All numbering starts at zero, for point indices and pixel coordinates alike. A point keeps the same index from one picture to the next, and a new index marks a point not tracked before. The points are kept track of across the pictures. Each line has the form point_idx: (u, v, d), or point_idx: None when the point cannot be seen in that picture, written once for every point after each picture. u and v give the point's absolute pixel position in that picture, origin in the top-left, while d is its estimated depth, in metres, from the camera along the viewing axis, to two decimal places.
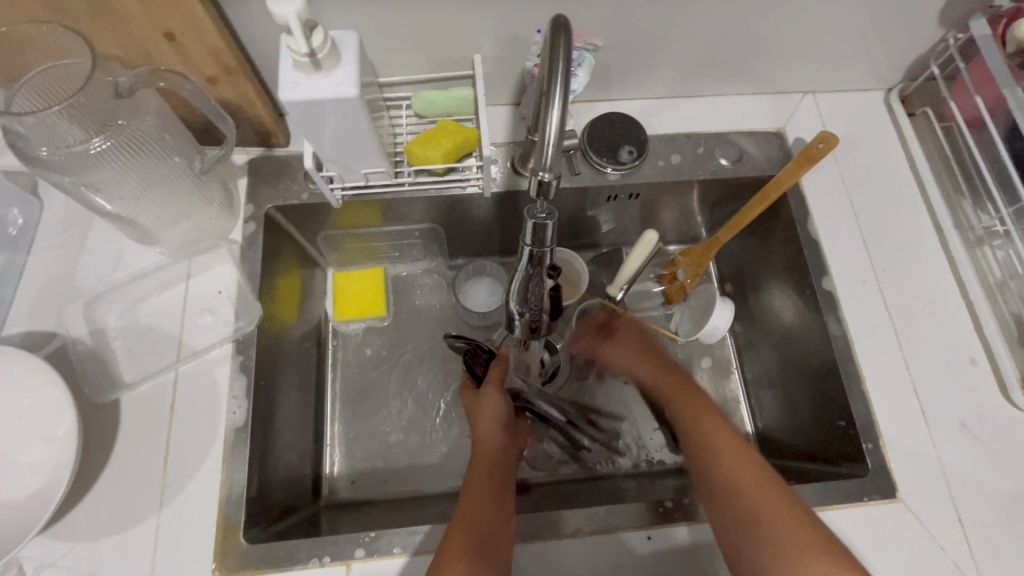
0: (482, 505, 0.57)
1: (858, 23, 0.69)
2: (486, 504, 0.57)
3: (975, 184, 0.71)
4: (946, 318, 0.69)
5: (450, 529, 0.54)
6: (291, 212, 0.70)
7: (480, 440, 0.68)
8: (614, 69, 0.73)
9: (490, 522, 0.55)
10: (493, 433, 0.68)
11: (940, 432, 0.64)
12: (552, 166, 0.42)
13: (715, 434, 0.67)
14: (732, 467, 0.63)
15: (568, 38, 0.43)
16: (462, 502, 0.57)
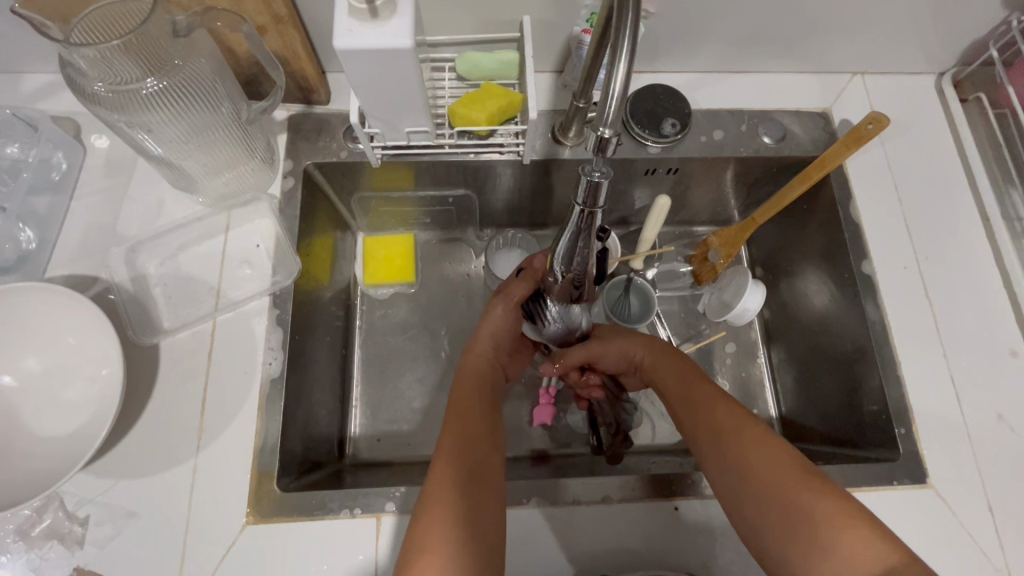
0: (481, 443, 0.54)
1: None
2: (479, 436, 0.55)
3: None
4: (988, 311, 0.68)
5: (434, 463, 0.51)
6: (329, 170, 0.70)
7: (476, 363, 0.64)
8: (662, 39, 0.71)
9: (482, 449, 0.53)
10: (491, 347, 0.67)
11: (975, 421, 0.63)
12: (614, 123, 0.41)
13: (682, 385, 0.61)
14: (751, 439, 0.53)
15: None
16: (449, 434, 0.54)
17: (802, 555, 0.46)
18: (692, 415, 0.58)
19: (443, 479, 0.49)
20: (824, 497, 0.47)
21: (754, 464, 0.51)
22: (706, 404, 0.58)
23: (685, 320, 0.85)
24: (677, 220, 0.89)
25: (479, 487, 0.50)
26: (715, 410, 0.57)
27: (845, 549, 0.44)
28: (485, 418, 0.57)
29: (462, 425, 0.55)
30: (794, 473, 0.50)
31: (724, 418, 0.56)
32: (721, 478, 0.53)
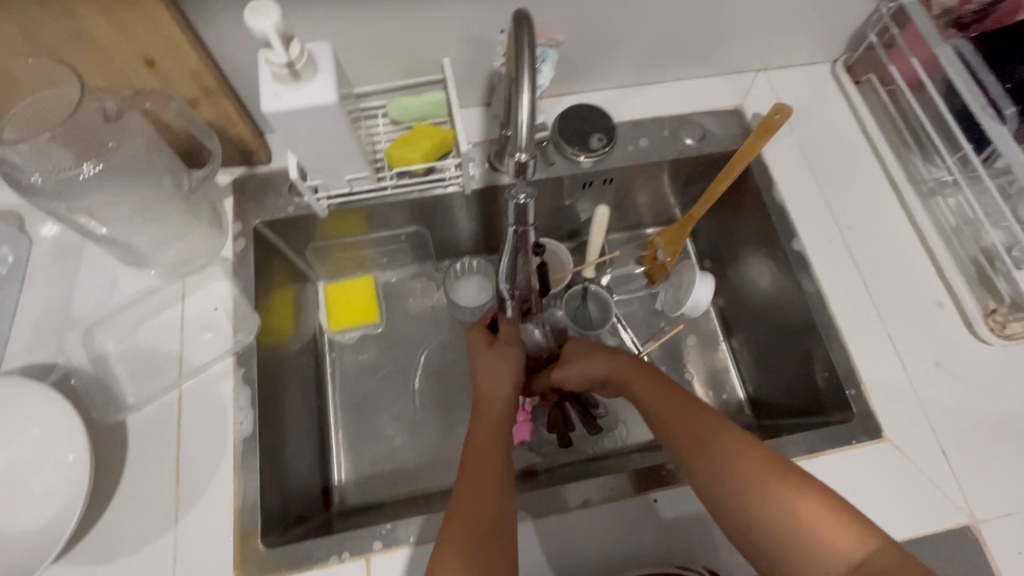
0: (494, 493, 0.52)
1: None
2: (492, 487, 0.53)
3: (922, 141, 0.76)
4: (910, 269, 0.73)
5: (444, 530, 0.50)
6: (278, 226, 0.72)
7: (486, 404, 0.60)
8: (577, 62, 0.76)
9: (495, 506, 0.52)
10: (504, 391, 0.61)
11: (916, 371, 0.68)
12: (528, 148, 0.45)
13: (655, 400, 0.62)
14: (731, 448, 0.55)
15: (531, 33, 0.45)
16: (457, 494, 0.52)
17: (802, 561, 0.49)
18: (671, 432, 0.59)
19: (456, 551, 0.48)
20: (821, 503, 0.50)
21: (754, 478, 0.53)
22: (695, 418, 0.58)
23: (645, 320, 0.89)
24: (623, 226, 0.94)
25: (494, 549, 0.49)
26: (692, 424, 0.58)
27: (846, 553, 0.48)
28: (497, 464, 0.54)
29: (475, 481, 0.53)
30: (774, 475, 0.52)
31: (698, 431, 0.57)
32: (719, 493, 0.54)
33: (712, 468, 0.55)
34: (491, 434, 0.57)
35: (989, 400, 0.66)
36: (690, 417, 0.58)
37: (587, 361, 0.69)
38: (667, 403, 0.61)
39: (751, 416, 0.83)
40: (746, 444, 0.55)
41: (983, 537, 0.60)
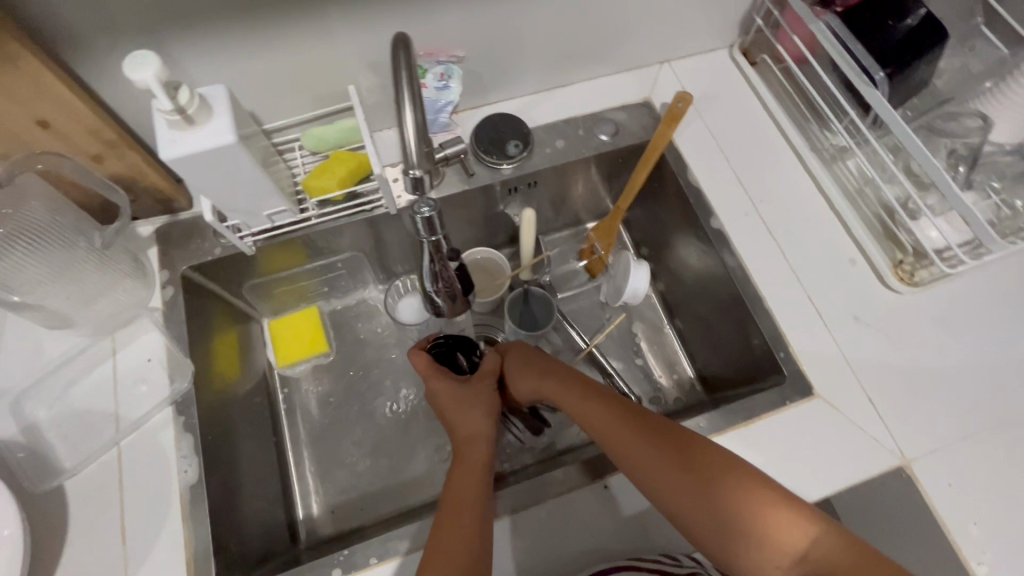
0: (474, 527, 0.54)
1: None
2: (471, 527, 0.54)
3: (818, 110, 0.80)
4: (823, 232, 0.77)
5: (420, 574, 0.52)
6: (208, 269, 0.72)
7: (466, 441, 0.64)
8: (485, 75, 0.79)
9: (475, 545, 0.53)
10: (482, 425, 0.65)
11: (838, 327, 0.71)
12: (419, 163, 0.48)
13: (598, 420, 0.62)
14: (677, 460, 0.57)
15: (411, 57, 0.46)
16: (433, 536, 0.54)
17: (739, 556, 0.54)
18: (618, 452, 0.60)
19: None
20: (776, 507, 0.53)
21: (706, 487, 0.55)
22: (640, 433, 0.59)
23: (590, 313, 0.92)
24: (559, 226, 0.97)
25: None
26: (637, 441, 0.59)
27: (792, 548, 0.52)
28: (473, 504, 0.56)
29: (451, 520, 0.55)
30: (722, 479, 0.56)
31: (645, 448, 0.58)
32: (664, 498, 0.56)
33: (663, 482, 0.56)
34: (467, 472, 0.60)
35: (905, 345, 0.70)
36: (634, 434, 0.59)
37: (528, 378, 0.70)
38: (609, 422, 0.61)
39: (703, 391, 0.86)
40: (690, 453, 0.57)
41: (915, 474, 0.64)
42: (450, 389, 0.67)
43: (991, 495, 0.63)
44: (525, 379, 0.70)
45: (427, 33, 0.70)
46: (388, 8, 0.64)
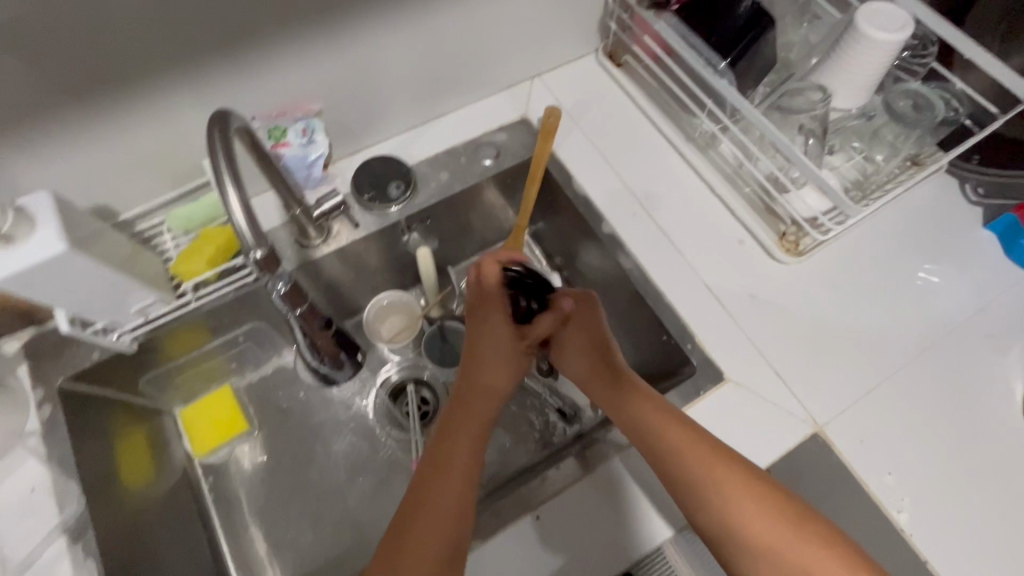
0: (451, 501, 0.57)
1: (531, 9, 0.78)
2: (459, 507, 0.57)
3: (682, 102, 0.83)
4: (710, 217, 0.79)
5: (391, 539, 0.56)
6: (90, 376, 0.68)
7: (477, 394, 0.64)
8: (351, 122, 0.77)
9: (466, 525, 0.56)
10: (500, 385, 0.65)
11: (737, 308, 0.73)
12: (258, 243, 0.52)
13: (664, 438, 0.60)
14: (730, 485, 0.57)
15: (225, 129, 0.49)
16: (416, 488, 0.59)
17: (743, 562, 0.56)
18: (675, 468, 0.59)
19: (401, 559, 0.55)
20: (811, 549, 0.54)
21: (750, 511, 0.57)
22: (707, 458, 0.59)
23: None
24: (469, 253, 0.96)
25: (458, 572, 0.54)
26: (701, 464, 0.59)
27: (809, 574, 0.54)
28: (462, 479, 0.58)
29: (431, 480, 0.59)
30: (767, 510, 0.57)
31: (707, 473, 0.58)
32: (686, 502, 0.59)
33: (715, 494, 0.58)
34: (462, 414, 0.63)
35: (800, 313, 0.73)
36: (673, 438, 0.60)
37: (564, 351, 0.73)
38: (678, 440, 0.60)
39: None
40: (744, 481, 0.58)
41: (829, 438, 0.67)
42: (495, 331, 0.66)
43: (898, 443, 0.67)
44: (567, 351, 0.72)
45: (275, 92, 0.68)
46: (221, 76, 0.62)
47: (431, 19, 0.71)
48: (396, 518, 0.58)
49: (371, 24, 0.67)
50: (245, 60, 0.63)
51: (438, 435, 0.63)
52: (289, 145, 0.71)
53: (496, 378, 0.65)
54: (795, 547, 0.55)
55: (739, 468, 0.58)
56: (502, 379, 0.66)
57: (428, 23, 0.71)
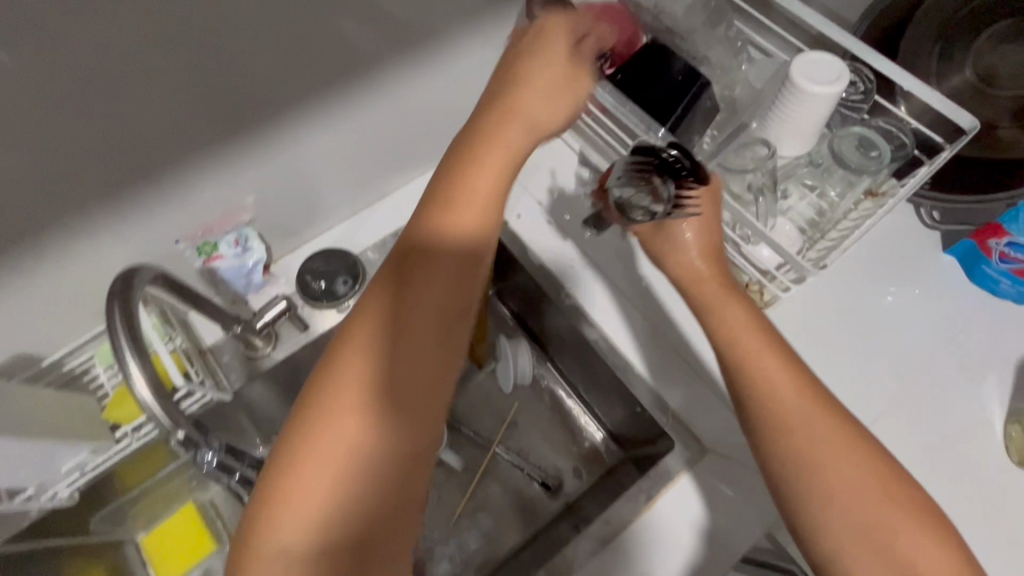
0: (416, 413, 0.48)
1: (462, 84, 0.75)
2: (357, 422, 0.45)
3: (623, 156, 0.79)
4: (671, 276, 0.76)
5: (349, 344, 0.48)
6: (35, 539, 0.64)
7: (414, 251, 0.50)
8: (286, 221, 0.74)
9: (368, 460, 0.45)
10: (445, 271, 0.50)
11: (708, 373, 0.71)
12: (173, 419, 0.49)
13: (770, 375, 0.53)
14: (829, 434, 0.50)
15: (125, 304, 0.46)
16: (392, 298, 0.49)
17: (802, 521, 0.50)
18: (773, 382, 0.53)
19: (351, 369, 0.46)
20: (910, 528, 0.47)
21: (840, 471, 0.49)
22: (819, 412, 0.51)
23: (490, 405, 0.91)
24: None
25: (356, 490, 0.44)
26: (825, 427, 0.51)
27: (887, 544, 0.47)
28: (394, 394, 0.47)
29: (399, 369, 0.48)
30: (874, 488, 0.49)
31: (829, 423, 0.51)
32: (751, 416, 0.53)
33: (811, 443, 0.50)
34: (450, 237, 0.51)
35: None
36: (797, 415, 0.51)
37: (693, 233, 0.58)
38: (790, 380, 0.53)
39: (619, 449, 0.86)
40: (855, 443, 0.50)
41: None
42: (503, 153, 0.51)
43: None
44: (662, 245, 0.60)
45: (196, 211, 0.64)
46: (134, 210, 0.59)
47: (352, 115, 0.68)
48: (362, 310, 0.49)
49: (289, 132, 0.64)
50: (156, 190, 0.59)
51: (421, 253, 0.50)
52: (221, 257, 0.68)
53: (466, 234, 0.51)
54: (880, 512, 0.48)
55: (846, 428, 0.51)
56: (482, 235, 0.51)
57: (351, 118, 0.68)
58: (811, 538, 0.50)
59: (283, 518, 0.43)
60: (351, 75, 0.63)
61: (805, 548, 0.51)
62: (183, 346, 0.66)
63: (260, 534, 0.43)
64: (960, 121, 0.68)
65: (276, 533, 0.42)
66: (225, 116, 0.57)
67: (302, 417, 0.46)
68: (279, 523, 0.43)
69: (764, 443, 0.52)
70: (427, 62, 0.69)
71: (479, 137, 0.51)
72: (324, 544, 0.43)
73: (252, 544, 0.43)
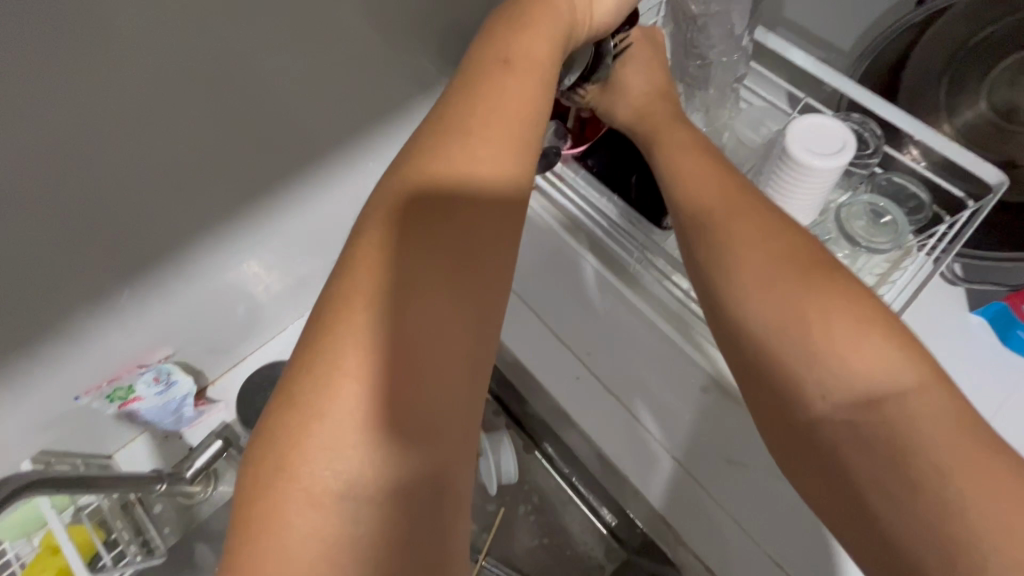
0: (455, 391, 0.33)
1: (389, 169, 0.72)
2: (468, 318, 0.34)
3: (591, 232, 0.69)
4: (663, 371, 0.66)
5: (355, 282, 0.33)
6: None
7: (475, 162, 0.37)
8: (213, 338, 0.72)
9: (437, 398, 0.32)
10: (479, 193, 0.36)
11: (710, 481, 0.62)
12: None
13: (737, 236, 0.43)
14: (782, 284, 0.40)
15: None
16: (402, 218, 0.35)
17: (759, 351, 0.40)
18: (726, 248, 0.43)
19: (360, 317, 0.32)
20: (849, 336, 0.37)
21: (792, 313, 0.39)
22: (783, 253, 0.41)
23: (476, 507, 0.85)
24: None
25: (389, 476, 0.30)
26: (779, 272, 0.41)
27: (859, 379, 0.36)
28: (448, 320, 0.33)
29: (423, 316, 0.33)
30: (844, 318, 0.38)
31: (782, 265, 0.41)
32: (706, 237, 0.45)
33: (770, 300, 0.40)
34: (484, 150, 0.37)
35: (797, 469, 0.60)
36: (751, 239, 0.42)
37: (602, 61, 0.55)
38: (749, 233, 0.43)
39: (619, 545, 0.80)
40: (805, 281, 0.40)
41: None
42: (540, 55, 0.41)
43: None
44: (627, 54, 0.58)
45: (106, 356, 0.60)
46: (28, 374, 0.55)
47: (267, 225, 0.65)
48: (373, 218, 0.35)
49: (195, 252, 0.60)
50: (52, 348, 0.55)
51: (431, 184, 0.36)
52: (142, 398, 0.67)
53: (498, 185, 0.37)
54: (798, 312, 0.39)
55: (808, 258, 0.41)
56: (512, 181, 0.37)
57: (266, 225, 0.65)
58: (787, 406, 0.38)
59: (294, 493, 0.29)
60: (246, 179, 0.58)
61: (755, 375, 0.40)
62: (101, 508, 0.64)
63: (248, 532, 0.29)
64: (988, 175, 0.58)
65: (304, 490, 0.29)
66: (116, 256, 0.53)
67: (295, 366, 0.32)
68: (288, 501, 0.29)
69: (712, 253, 0.44)
70: (337, 144, 0.64)
71: (466, 85, 0.39)
72: (344, 554, 0.29)
73: (244, 553, 0.28)
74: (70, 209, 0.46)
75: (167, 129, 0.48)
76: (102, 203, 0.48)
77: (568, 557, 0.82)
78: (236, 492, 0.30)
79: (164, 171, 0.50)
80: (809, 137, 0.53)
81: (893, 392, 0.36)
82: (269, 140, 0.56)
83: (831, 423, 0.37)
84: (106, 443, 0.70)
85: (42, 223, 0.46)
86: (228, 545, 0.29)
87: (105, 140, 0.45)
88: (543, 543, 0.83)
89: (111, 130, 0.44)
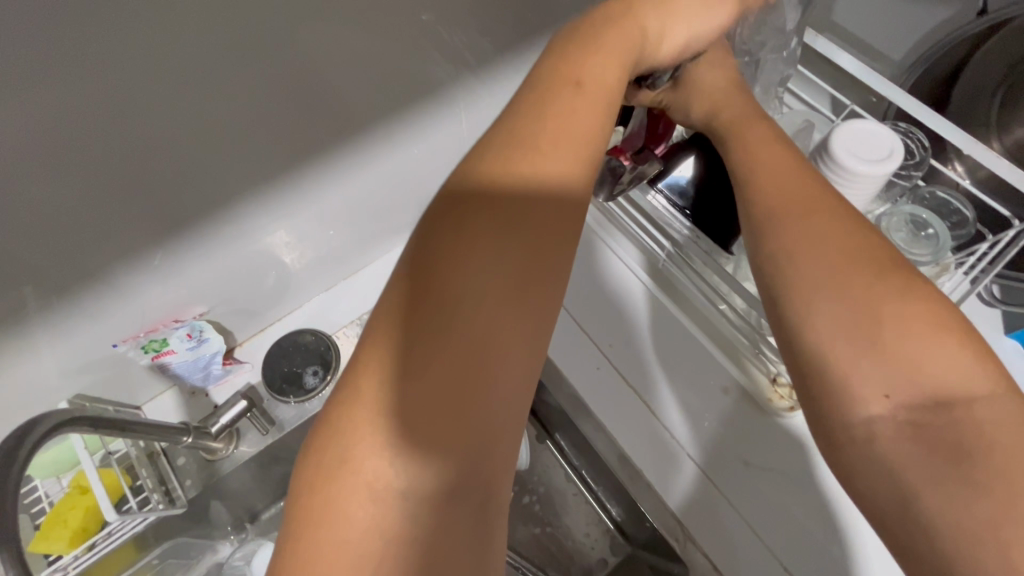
0: (504, 413, 0.32)
1: (429, 151, 0.73)
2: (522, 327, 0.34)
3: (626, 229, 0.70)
4: (686, 369, 0.66)
5: (418, 289, 0.33)
6: None
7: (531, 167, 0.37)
8: (247, 303, 0.74)
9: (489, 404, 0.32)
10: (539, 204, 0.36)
11: (725, 482, 0.62)
12: None
13: (816, 243, 0.42)
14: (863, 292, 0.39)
15: (18, 455, 0.40)
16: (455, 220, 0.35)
17: None
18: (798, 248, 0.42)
19: (414, 320, 0.32)
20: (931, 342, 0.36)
21: (874, 317, 0.38)
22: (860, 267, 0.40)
23: None
24: None
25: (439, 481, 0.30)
26: (854, 277, 0.39)
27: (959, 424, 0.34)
28: (500, 326, 0.33)
29: (478, 321, 0.33)
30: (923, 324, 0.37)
31: (857, 273, 0.40)
32: (777, 246, 0.43)
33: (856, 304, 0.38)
34: (541, 154, 0.37)
35: (829, 478, 0.61)
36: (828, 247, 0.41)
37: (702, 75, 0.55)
38: (825, 239, 0.42)
39: (626, 540, 0.80)
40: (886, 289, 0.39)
41: None
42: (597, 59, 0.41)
43: None
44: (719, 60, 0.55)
45: (146, 307, 0.62)
46: (73, 315, 0.57)
47: (308, 194, 0.67)
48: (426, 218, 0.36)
49: (235, 213, 0.62)
50: (96, 291, 0.57)
51: (490, 192, 0.36)
52: (175, 351, 0.69)
53: (550, 192, 0.37)
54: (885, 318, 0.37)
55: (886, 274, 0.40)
56: (563, 185, 0.37)
57: (307, 194, 0.66)
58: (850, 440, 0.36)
59: (348, 488, 0.30)
60: (290, 150, 0.60)
61: None
62: (129, 455, 0.68)
63: (301, 520, 0.29)
64: None
65: (360, 486, 0.30)
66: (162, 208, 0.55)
67: (353, 369, 0.32)
68: (346, 494, 0.30)
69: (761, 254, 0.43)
70: (383, 120, 0.66)
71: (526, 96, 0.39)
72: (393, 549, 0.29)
73: (302, 535, 0.29)
74: (125, 160, 0.48)
75: (218, 96, 0.49)
76: (154, 163, 0.50)
77: (573, 548, 0.82)
78: (294, 478, 0.31)
79: (212, 137, 0.52)
80: (853, 138, 0.53)
81: (975, 433, 0.34)
82: (313, 115, 0.57)
83: (891, 421, 0.36)
84: (138, 393, 0.72)
85: (96, 175, 0.47)
86: (284, 533, 0.30)
87: (165, 98, 0.46)
88: (549, 531, 0.84)
89: (169, 92, 0.46)
